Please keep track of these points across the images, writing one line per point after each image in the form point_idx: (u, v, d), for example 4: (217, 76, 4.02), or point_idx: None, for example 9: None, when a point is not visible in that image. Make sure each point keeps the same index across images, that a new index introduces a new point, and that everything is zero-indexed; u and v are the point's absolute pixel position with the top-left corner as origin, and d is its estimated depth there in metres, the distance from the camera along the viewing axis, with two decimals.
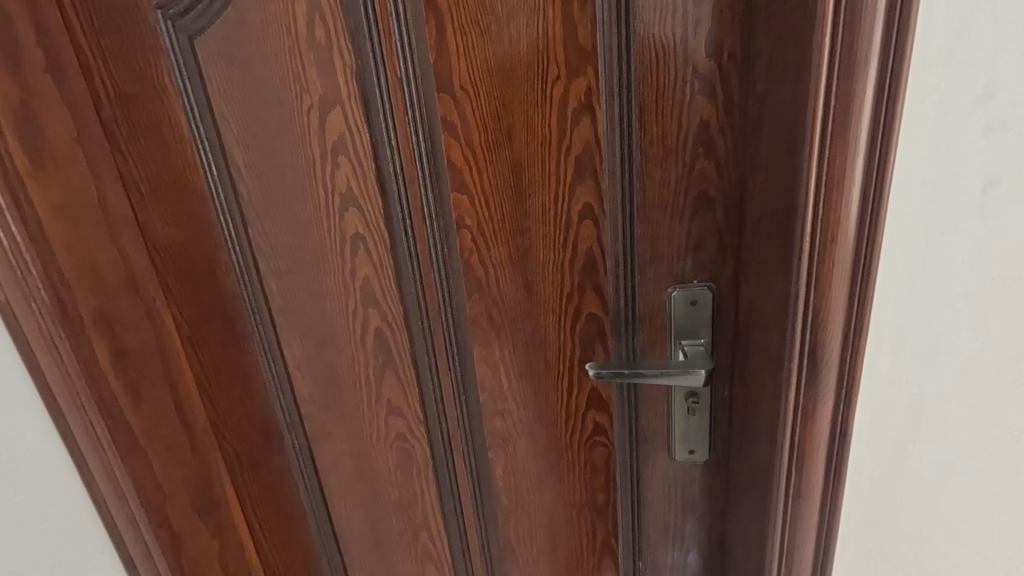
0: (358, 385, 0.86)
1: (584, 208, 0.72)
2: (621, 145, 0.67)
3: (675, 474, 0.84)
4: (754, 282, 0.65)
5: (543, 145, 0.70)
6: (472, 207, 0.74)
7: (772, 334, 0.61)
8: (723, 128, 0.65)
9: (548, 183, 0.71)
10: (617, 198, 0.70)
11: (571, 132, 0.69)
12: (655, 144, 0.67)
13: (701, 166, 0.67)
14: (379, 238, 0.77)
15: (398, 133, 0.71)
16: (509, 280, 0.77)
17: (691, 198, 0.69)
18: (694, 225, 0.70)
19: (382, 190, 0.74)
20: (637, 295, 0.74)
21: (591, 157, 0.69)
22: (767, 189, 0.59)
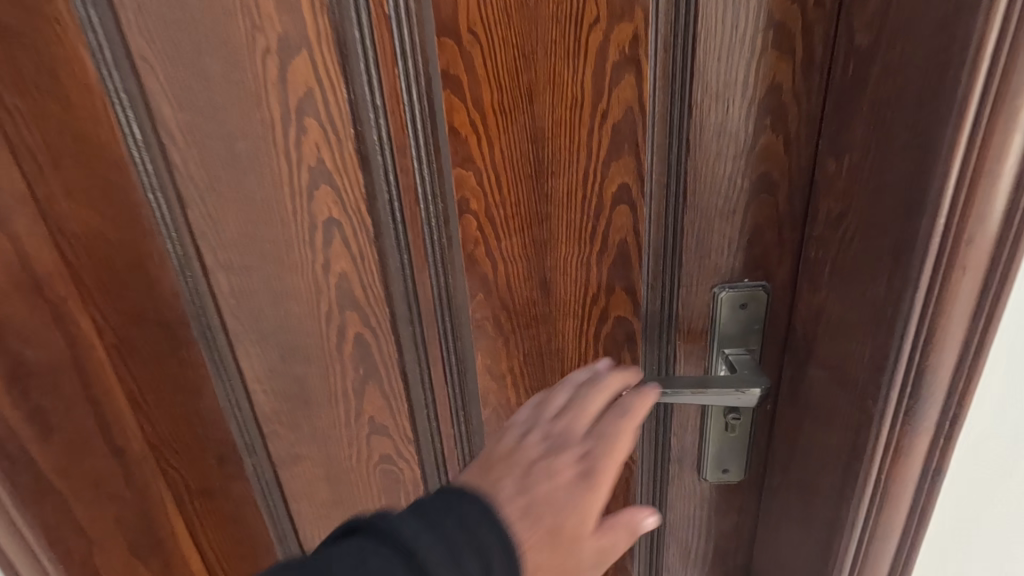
0: (334, 401, 0.72)
1: (618, 191, 0.58)
2: (670, 112, 0.54)
3: (704, 496, 0.74)
4: (827, 285, 0.54)
5: (571, 111, 0.56)
6: (478, 188, 0.60)
7: (857, 351, 0.49)
8: (800, 93, 0.52)
9: (576, 159, 0.58)
10: (662, 178, 0.56)
11: (608, 94, 0.55)
12: (716, 112, 0.53)
13: (767, 142, 0.54)
14: (358, 225, 0.61)
15: (384, 89, 0.54)
16: (523, 277, 0.63)
17: (749, 180, 0.56)
18: (752, 215, 0.58)
19: (363, 164, 0.58)
20: (676, 295, 0.62)
21: (632, 126, 0.55)
22: (862, 172, 0.47)
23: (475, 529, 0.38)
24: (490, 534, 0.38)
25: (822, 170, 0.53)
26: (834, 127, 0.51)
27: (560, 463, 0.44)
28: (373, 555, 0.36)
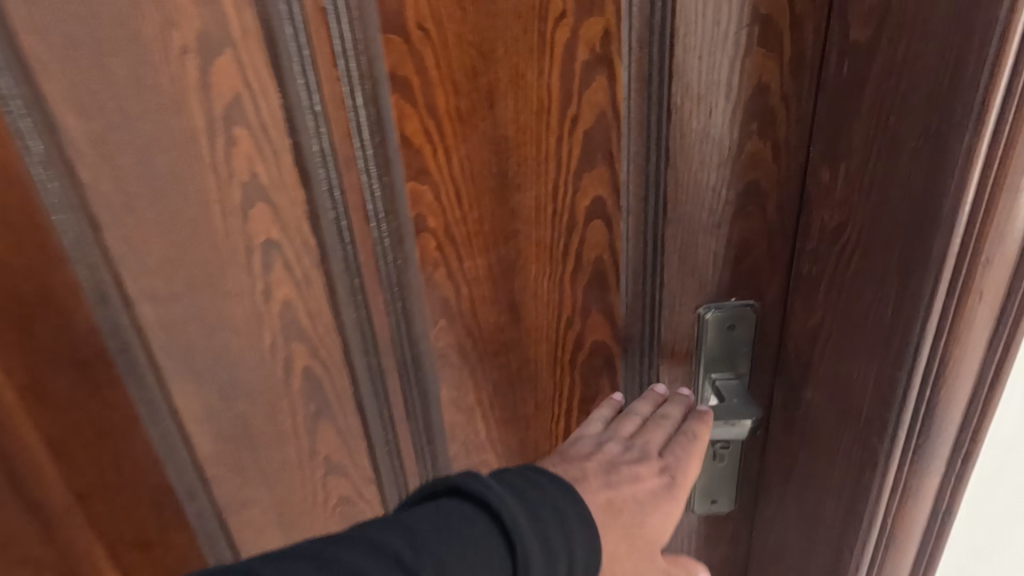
0: (284, 440, 0.64)
1: (592, 204, 0.52)
2: (647, 117, 0.48)
3: (694, 528, 0.68)
4: (821, 304, 0.49)
5: (538, 116, 0.50)
6: (435, 204, 0.53)
7: (858, 381, 0.45)
8: (788, 95, 0.47)
9: (545, 170, 0.51)
10: (639, 190, 0.51)
11: (579, 97, 0.49)
12: (697, 116, 0.48)
13: (753, 148, 0.49)
14: (302, 246, 0.54)
15: (326, 95, 0.48)
16: (489, 301, 0.57)
17: (735, 191, 0.51)
18: (739, 228, 0.53)
19: (305, 178, 0.51)
20: (658, 317, 0.56)
21: (606, 133, 0.50)
22: (860, 182, 0.42)
23: (553, 501, 0.44)
24: (565, 505, 0.44)
25: (813, 179, 0.48)
26: (827, 132, 0.46)
27: (638, 465, 0.52)
28: (469, 517, 0.41)
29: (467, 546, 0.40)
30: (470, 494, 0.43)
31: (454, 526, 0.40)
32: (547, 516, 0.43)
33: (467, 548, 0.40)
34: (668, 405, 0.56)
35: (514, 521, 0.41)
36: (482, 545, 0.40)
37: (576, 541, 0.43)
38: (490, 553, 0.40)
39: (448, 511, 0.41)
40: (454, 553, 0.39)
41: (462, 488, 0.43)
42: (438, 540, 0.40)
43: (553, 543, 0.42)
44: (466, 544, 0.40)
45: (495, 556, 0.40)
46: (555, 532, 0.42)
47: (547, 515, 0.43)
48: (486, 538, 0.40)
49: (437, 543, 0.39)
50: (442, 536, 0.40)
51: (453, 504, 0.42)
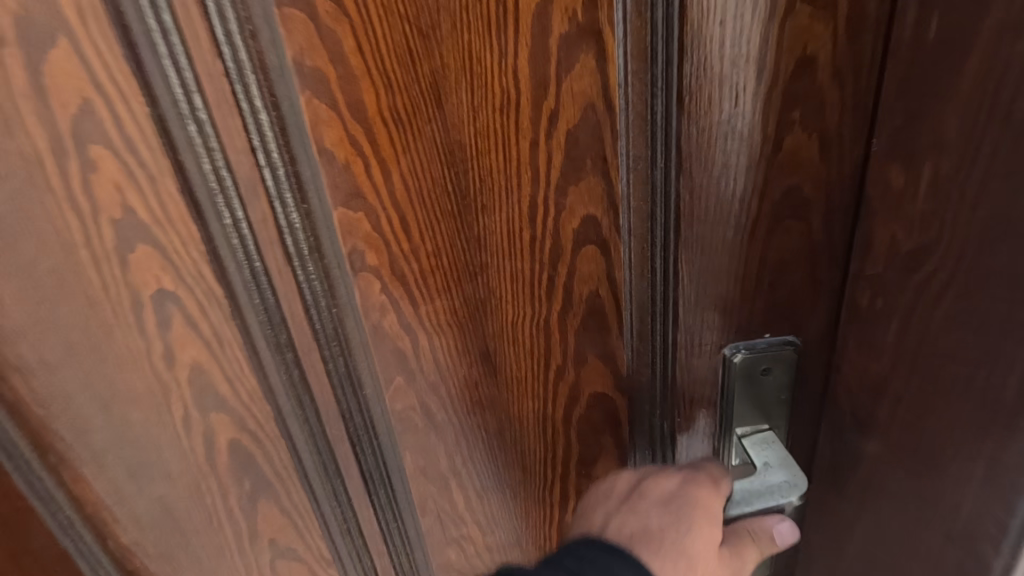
0: (215, 527, 0.52)
1: (582, 225, 0.40)
2: (652, 106, 0.35)
3: None
4: (892, 352, 0.36)
5: (502, 114, 0.37)
6: (376, 235, 0.40)
7: (958, 457, 0.33)
8: (842, 71, 0.34)
9: (516, 185, 0.39)
10: (646, 204, 0.38)
11: (556, 85, 0.36)
12: (720, 102, 0.35)
13: (793, 144, 0.36)
14: (206, 298, 0.41)
15: (210, 96, 0.34)
16: (459, 350, 0.46)
17: (774, 202, 0.38)
18: (776, 248, 0.39)
19: (197, 210, 0.38)
20: (674, 364, 0.43)
21: (595, 132, 0.37)
22: (947, 192, 0.31)
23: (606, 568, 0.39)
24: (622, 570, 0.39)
25: (877, 184, 0.36)
26: (905, 119, 0.33)
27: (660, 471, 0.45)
28: None
29: None
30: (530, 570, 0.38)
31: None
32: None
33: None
34: None
35: None
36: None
37: None
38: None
39: None
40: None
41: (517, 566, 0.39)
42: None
43: None
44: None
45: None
46: None
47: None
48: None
49: None
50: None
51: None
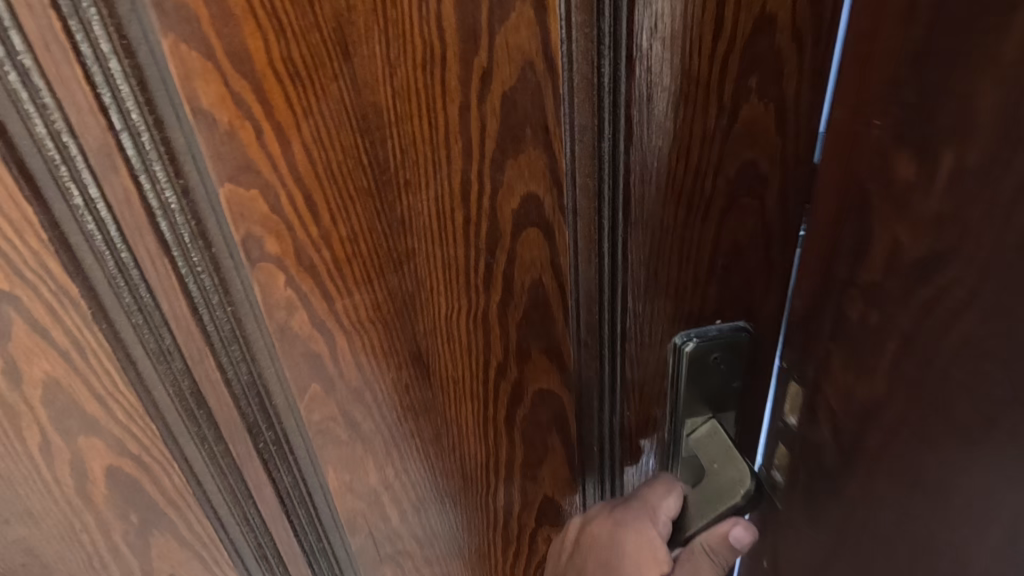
0: (98, 567, 0.44)
1: (523, 205, 0.35)
2: (598, 68, 0.31)
3: None
4: (887, 375, 0.33)
5: (426, 71, 0.30)
6: (276, 218, 0.33)
7: (938, 484, 0.31)
8: (801, 35, 0.32)
9: (445, 159, 0.33)
10: (592, 181, 0.34)
11: (490, 37, 0.30)
12: (672, 67, 0.31)
13: (749, 115, 0.33)
14: (59, 299, 0.33)
15: (32, 35, 0.26)
16: (385, 354, 0.39)
17: (728, 178, 0.35)
18: (728, 229, 0.37)
19: (33, 186, 0.29)
20: (623, 354, 0.41)
21: (536, 97, 0.32)
22: (968, 189, 0.27)
23: None
24: None
25: (877, 174, 0.31)
26: (918, 95, 0.28)
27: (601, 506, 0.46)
28: None
29: None
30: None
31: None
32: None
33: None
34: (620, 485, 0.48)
35: None
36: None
37: None
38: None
39: None
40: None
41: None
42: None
43: None
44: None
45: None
46: None
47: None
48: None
49: None
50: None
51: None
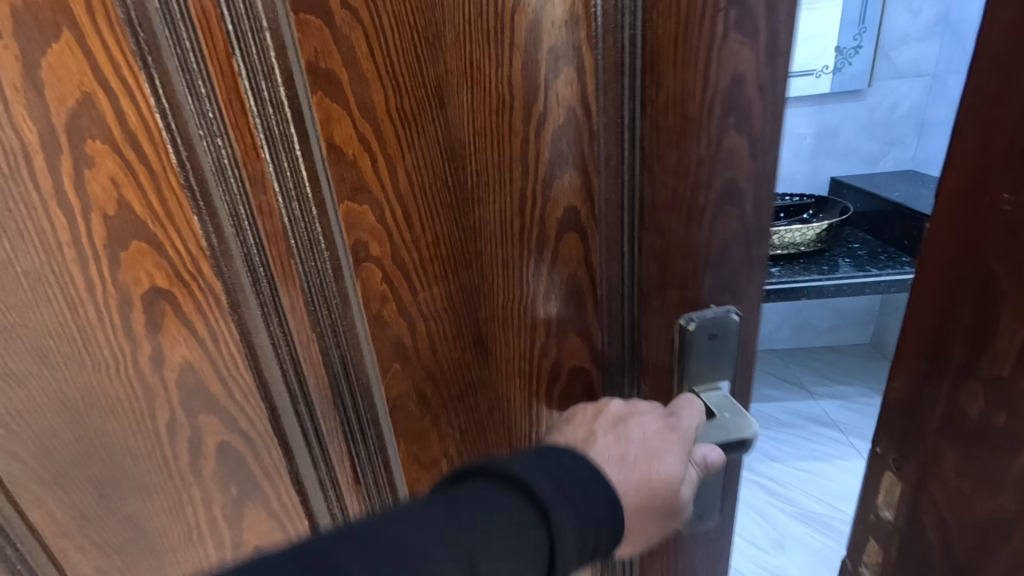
0: (195, 539, 0.50)
1: (564, 213, 0.44)
2: (621, 111, 0.38)
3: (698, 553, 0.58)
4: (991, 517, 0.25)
5: (496, 120, 0.44)
6: (380, 226, 0.46)
7: None
8: (762, 85, 0.37)
9: (505, 178, 0.46)
10: (613, 202, 0.40)
11: (543, 92, 0.41)
12: (677, 108, 0.36)
13: (732, 142, 0.38)
14: (206, 295, 0.41)
15: (220, 95, 0.37)
16: (450, 331, 0.54)
17: (717, 194, 0.39)
18: (715, 238, 0.41)
19: (200, 204, 0.38)
20: (636, 347, 0.45)
21: (576, 134, 0.41)
22: None
23: (588, 492, 0.33)
24: (594, 486, 0.33)
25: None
26: None
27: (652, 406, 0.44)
28: (490, 499, 0.31)
29: (498, 529, 0.29)
30: (316, 548, 0.28)
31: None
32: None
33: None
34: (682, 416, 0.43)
35: (552, 503, 0.31)
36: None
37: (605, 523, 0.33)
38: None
39: (465, 497, 0.31)
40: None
41: (294, 557, 0.27)
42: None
43: (587, 523, 0.32)
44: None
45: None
46: (581, 502, 0.32)
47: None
48: (474, 522, 0.30)
49: (482, 537, 0.29)
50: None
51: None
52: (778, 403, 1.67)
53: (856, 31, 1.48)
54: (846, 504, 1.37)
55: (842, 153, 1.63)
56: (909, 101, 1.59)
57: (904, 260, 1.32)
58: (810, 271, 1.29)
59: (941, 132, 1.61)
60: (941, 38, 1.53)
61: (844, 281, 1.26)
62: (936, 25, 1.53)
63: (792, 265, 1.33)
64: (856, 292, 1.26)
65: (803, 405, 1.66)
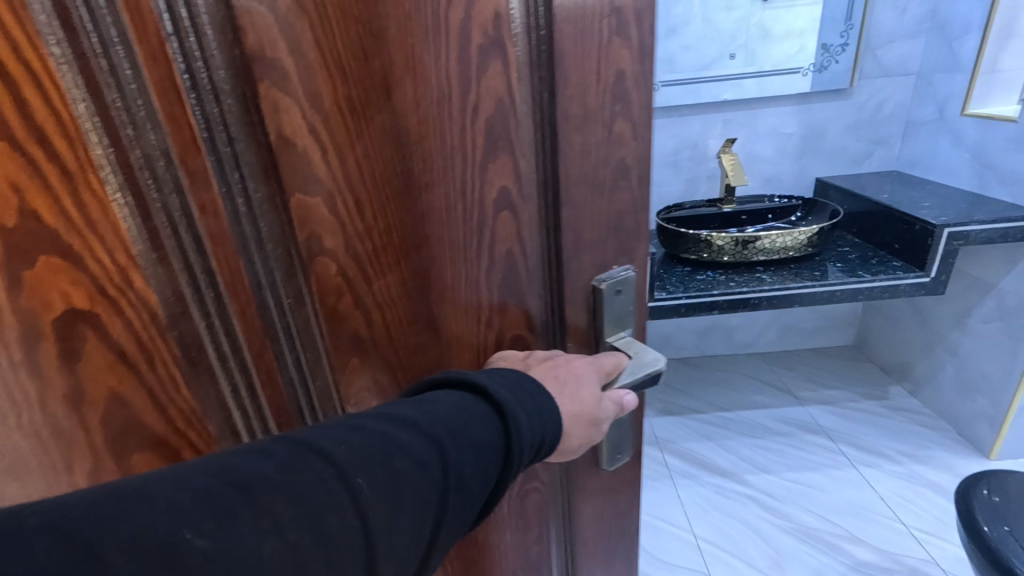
0: None
1: (500, 194, 0.44)
2: (540, 96, 0.41)
3: (619, 487, 0.64)
4: None
5: (439, 105, 0.40)
6: (332, 220, 0.42)
7: None
8: (639, 80, 0.43)
9: (449, 165, 0.42)
10: (535, 183, 0.44)
11: (476, 82, 0.40)
12: (579, 99, 0.41)
13: (620, 128, 0.44)
14: (140, 312, 0.36)
15: (149, 84, 0.33)
16: (406, 323, 0.48)
17: (613, 169, 0.45)
18: (612, 210, 0.47)
19: (130, 206, 0.34)
20: (561, 308, 0.49)
21: (506, 122, 0.41)
22: None
23: (537, 402, 0.42)
24: (541, 397, 0.43)
25: None
26: None
27: (579, 355, 0.49)
28: (455, 397, 0.41)
29: (457, 414, 0.39)
30: (319, 434, 0.34)
31: (62, 518, 0.26)
32: (482, 453, 0.39)
33: (250, 557, 0.28)
34: (604, 359, 0.49)
35: (507, 404, 0.41)
36: (311, 507, 0.31)
37: (548, 427, 0.43)
38: (328, 512, 0.31)
39: (432, 397, 0.40)
40: (260, 514, 0.29)
41: (303, 441, 0.34)
42: (267, 498, 0.30)
43: (532, 421, 0.41)
44: (276, 533, 0.29)
45: (361, 519, 0.32)
46: (530, 408, 0.42)
47: (496, 452, 0.40)
48: (447, 414, 0.39)
49: (447, 423, 0.38)
50: (273, 486, 0.31)
51: (243, 459, 0.32)
52: (766, 411, 1.84)
53: (842, 28, 1.59)
54: (837, 515, 1.46)
55: (831, 152, 1.76)
56: (896, 99, 1.69)
57: (894, 264, 1.44)
58: (802, 278, 1.42)
59: (926, 131, 1.66)
60: (928, 35, 1.61)
61: (838, 288, 1.39)
62: (925, 22, 1.60)
63: (783, 273, 1.47)
64: (851, 297, 1.40)
65: (793, 412, 1.83)
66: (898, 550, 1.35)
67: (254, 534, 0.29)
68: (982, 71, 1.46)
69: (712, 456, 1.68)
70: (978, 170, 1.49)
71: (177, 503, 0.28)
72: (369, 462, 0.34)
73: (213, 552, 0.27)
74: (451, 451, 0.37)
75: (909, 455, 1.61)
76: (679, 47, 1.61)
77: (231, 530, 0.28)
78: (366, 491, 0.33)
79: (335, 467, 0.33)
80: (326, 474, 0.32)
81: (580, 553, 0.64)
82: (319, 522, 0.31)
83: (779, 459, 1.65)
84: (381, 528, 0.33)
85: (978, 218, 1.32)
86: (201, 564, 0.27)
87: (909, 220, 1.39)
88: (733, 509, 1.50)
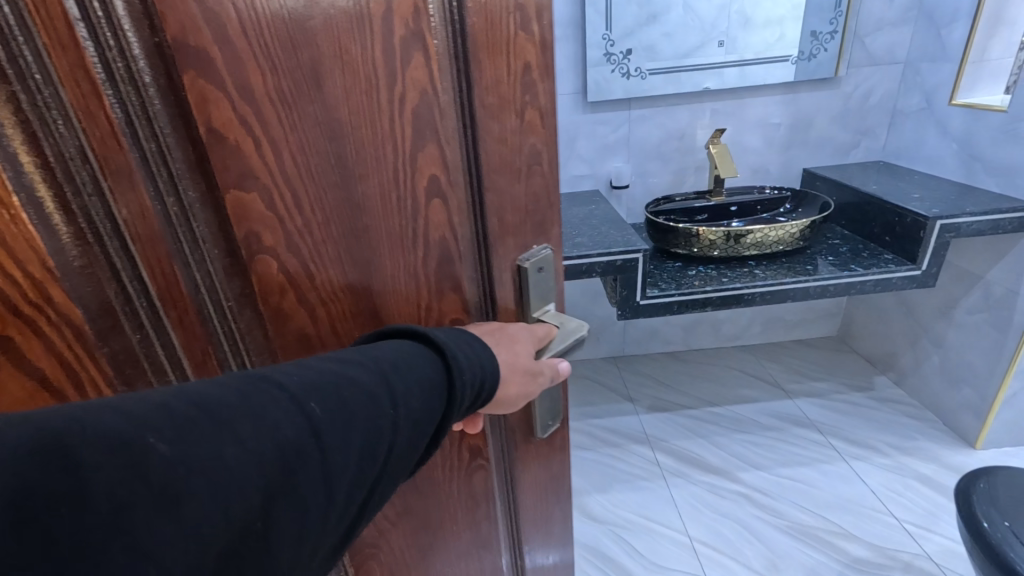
0: None
1: (429, 183, 0.42)
2: (461, 92, 0.41)
3: (557, 461, 0.63)
4: None
5: (369, 97, 0.38)
6: (270, 215, 0.39)
7: None
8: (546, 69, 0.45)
9: (381, 155, 0.40)
10: (463, 171, 0.43)
11: (402, 74, 0.38)
12: (495, 90, 0.42)
13: (531, 116, 0.46)
14: (62, 329, 0.33)
15: (60, 79, 0.30)
16: (349, 322, 0.45)
17: (529, 156, 0.47)
18: (529, 193, 0.49)
19: (48, 215, 0.31)
20: (492, 279, 0.49)
21: (432, 110, 0.40)
22: None
23: (477, 354, 0.40)
24: (483, 353, 0.41)
25: None
26: None
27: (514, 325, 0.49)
28: (400, 344, 0.38)
29: (403, 356, 0.37)
30: (274, 368, 0.32)
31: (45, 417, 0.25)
32: (427, 390, 0.37)
33: (217, 468, 0.27)
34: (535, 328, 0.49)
35: (450, 348, 0.39)
36: (270, 424, 0.29)
37: (489, 368, 0.41)
38: (286, 429, 0.30)
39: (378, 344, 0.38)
40: (220, 425, 0.28)
41: (256, 373, 0.32)
42: (222, 416, 0.28)
43: (474, 366, 0.40)
44: (237, 448, 0.28)
45: (319, 443, 0.31)
46: (473, 360, 0.40)
47: (439, 394, 0.37)
48: (392, 357, 0.37)
49: (393, 360, 0.36)
50: (231, 407, 0.29)
51: (198, 384, 0.30)
52: (753, 405, 1.82)
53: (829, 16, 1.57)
54: (835, 512, 1.44)
55: (814, 143, 1.74)
56: (881, 88, 1.67)
57: (886, 255, 1.44)
58: (795, 273, 1.40)
59: (909, 122, 1.65)
60: (913, 24, 1.59)
61: (832, 282, 1.37)
62: (909, 11, 1.58)
63: (778, 266, 1.44)
64: (845, 292, 1.39)
65: (782, 406, 1.81)
66: (893, 546, 1.34)
67: (215, 448, 0.27)
68: (971, 61, 1.44)
69: (703, 452, 1.67)
70: (963, 160, 1.48)
71: (138, 414, 0.27)
72: (321, 389, 0.32)
73: (174, 456, 0.26)
74: (404, 388, 0.35)
75: (897, 447, 1.61)
76: (660, 35, 1.58)
77: (195, 441, 0.27)
78: (321, 416, 0.31)
79: (288, 394, 0.31)
80: (279, 399, 0.30)
81: (527, 534, 0.64)
82: (277, 435, 0.29)
83: (770, 455, 1.64)
84: (339, 455, 0.31)
85: (970, 208, 1.30)
86: (163, 467, 0.26)
87: (903, 211, 1.36)
88: (727, 508, 1.49)
